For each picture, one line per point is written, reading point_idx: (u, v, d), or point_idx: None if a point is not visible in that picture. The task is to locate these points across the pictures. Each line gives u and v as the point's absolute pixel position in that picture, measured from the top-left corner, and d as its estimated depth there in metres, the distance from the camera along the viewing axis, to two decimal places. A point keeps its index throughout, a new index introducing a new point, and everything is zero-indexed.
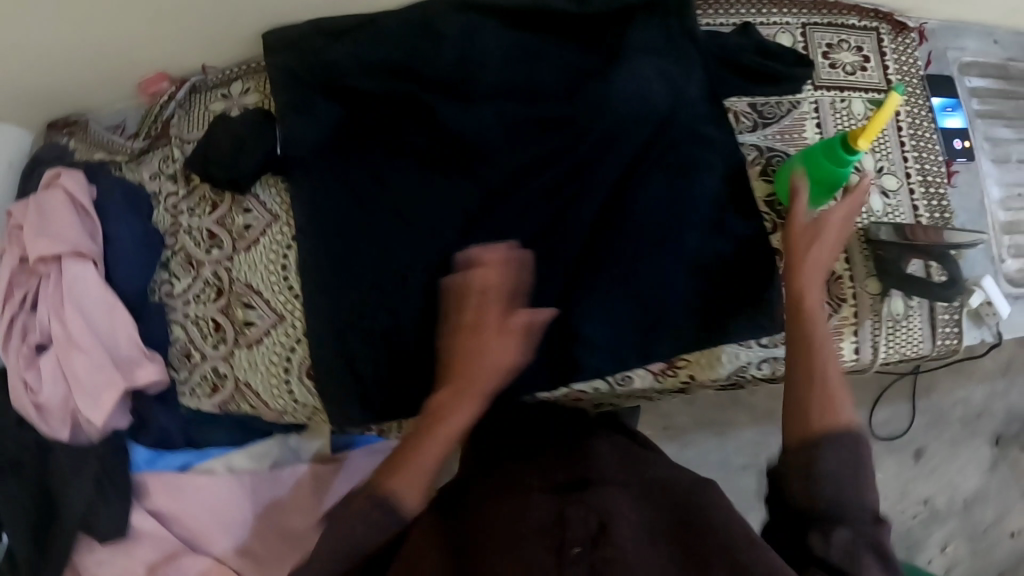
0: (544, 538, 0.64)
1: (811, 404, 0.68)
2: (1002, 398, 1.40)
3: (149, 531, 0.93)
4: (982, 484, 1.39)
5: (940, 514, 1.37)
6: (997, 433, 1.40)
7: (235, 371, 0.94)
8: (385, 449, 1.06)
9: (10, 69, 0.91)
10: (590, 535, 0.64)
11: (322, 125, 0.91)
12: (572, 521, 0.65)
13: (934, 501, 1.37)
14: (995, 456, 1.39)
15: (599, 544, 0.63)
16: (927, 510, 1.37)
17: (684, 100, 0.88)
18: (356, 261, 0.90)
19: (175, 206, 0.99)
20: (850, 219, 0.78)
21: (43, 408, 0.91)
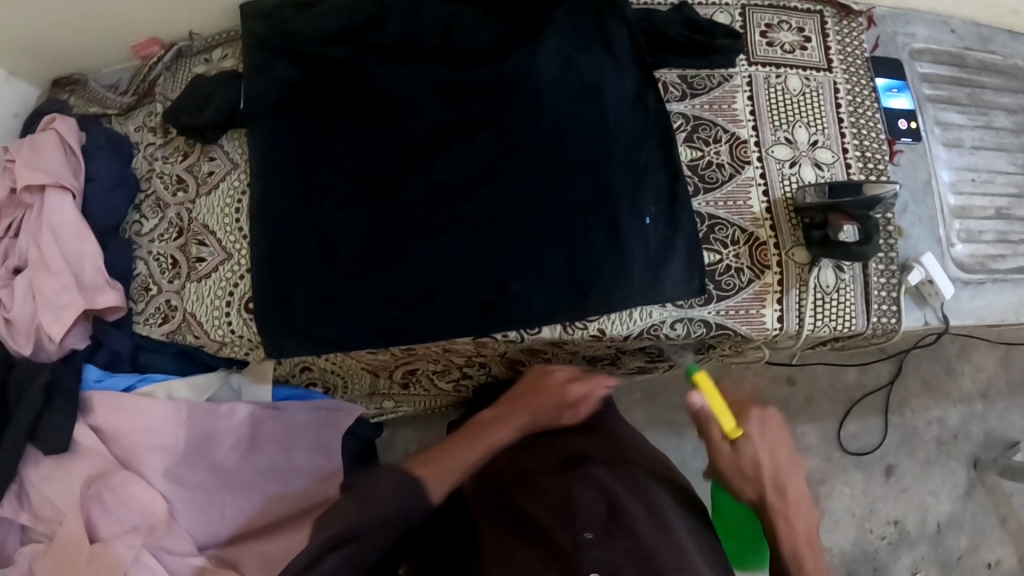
0: (567, 526, 0.70)
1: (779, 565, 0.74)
2: (980, 420, 1.33)
3: (89, 446, 1.01)
4: (957, 509, 1.31)
5: (910, 538, 1.29)
6: (974, 455, 1.32)
7: (184, 303, 0.99)
8: (328, 406, 1.12)
9: (21, 28, 1.05)
10: (602, 522, 0.70)
11: (279, 85, 0.99)
12: (584, 507, 0.72)
13: (904, 522, 1.29)
14: (972, 480, 1.31)
15: (612, 532, 0.69)
16: (895, 532, 1.29)
17: (608, 71, 0.92)
18: (294, 204, 0.96)
19: (152, 154, 1.07)
20: (778, 437, 0.76)
21: (13, 324, 1.03)
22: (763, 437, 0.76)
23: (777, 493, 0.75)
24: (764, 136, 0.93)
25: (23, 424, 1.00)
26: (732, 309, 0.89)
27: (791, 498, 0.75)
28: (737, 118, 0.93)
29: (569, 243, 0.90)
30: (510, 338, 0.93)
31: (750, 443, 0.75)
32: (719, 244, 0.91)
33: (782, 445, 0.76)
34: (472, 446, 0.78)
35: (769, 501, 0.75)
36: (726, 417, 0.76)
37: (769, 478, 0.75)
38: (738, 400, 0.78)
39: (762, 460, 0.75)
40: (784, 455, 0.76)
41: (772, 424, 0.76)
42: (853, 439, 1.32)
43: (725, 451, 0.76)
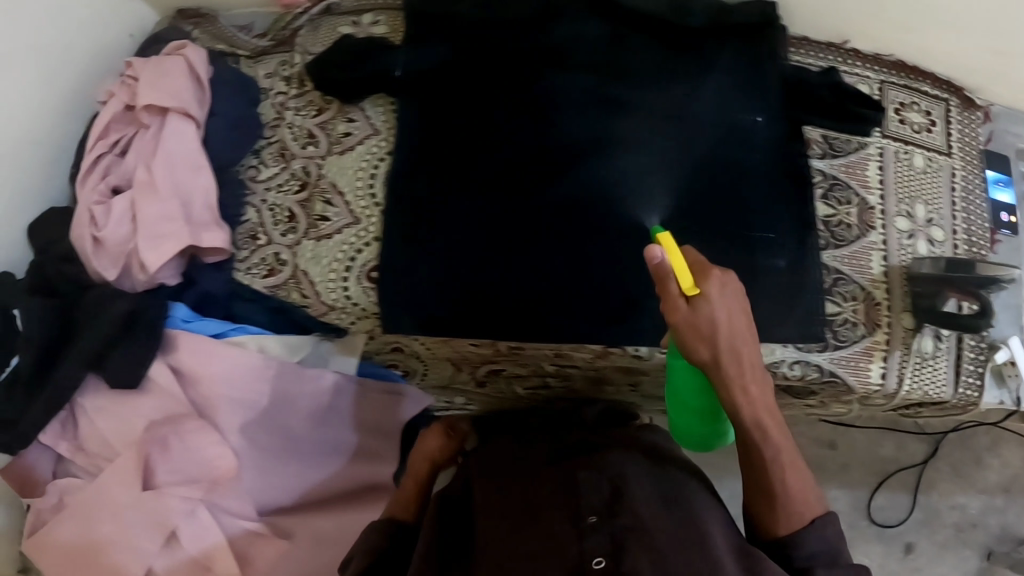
0: (565, 509, 0.74)
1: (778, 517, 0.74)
2: (998, 513, 1.37)
3: (161, 388, 0.96)
4: None
5: None
6: (989, 546, 1.36)
7: (298, 259, 0.97)
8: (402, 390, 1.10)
9: None
10: (605, 503, 0.73)
11: (435, 60, 0.98)
12: (589, 490, 0.75)
13: None
14: (982, 570, 1.35)
15: (617, 512, 0.72)
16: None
17: (757, 116, 0.96)
18: (436, 181, 0.95)
19: (283, 103, 1.06)
20: (731, 301, 0.69)
21: (101, 243, 0.99)
22: (723, 295, 0.68)
23: (734, 361, 0.70)
24: (888, 206, 0.99)
25: (91, 348, 0.95)
26: (844, 359, 0.94)
27: (746, 363, 0.70)
28: (867, 184, 0.99)
29: None
30: (637, 352, 0.94)
31: (709, 301, 0.68)
32: (841, 298, 0.95)
33: (740, 307, 0.69)
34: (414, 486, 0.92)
35: (724, 367, 0.69)
36: (686, 273, 0.68)
37: (731, 339, 0.68)
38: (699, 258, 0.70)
39: (720, 321, 0.68)
40: (734, 310, 0.69)
41: (732, 286, 0.69)
42: (881, 510, 1.38)
43: (681, 308, 0.68)
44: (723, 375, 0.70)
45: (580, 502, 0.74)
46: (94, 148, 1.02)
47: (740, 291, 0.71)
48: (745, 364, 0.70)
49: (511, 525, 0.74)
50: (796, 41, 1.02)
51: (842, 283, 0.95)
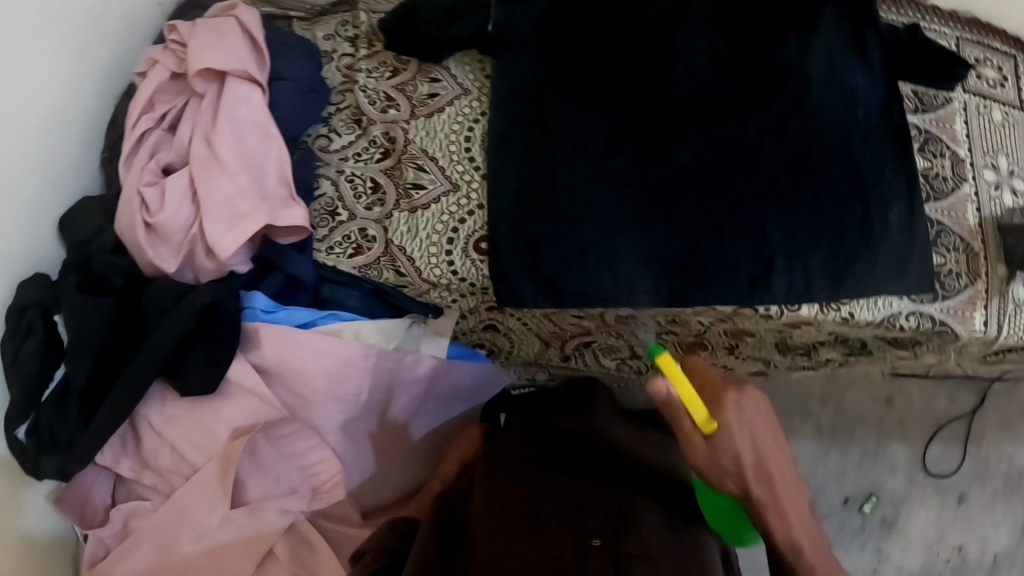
0: (566, 530, 0.73)
1: None
2: None
3: (242, 387, 0.85)
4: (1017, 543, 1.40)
5: (970, 566, 1.40)
6: None
7: (389, 233, 0.88)
8: (486, 369, 0.98)
9: None
10: (613, 527, 0.72)
11: (532, 12, 0.91)
12: (596, 513, 0.74)
13: (967, 549, 1.40)
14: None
15: (622, 538, 0.71)
16: (959, 557, 1.40)
17: (854, 71, 0.95)
18: (543, 141, 0.87)
19: (353, 65, 0.96)
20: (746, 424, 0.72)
21: (160, 230, 0.87)
22: (738, 423, 0.71)
23: (762, 483, 0.73)
24: (976, 158, 1.01)
25: (157, 349, 0.83)
26: (953, 308, 0.95)
27: (777, 480, 0.73)
28: (957, 138, 1.00)
29: (817, 224, 0.90)
30: (769, 313, 0.91)
31: (728, 430, 0.71)
32: (945, 249, 0.96)
33: (757, 430, 0.73)
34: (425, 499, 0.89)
35: (757, 493, 0.72)
36: (698, 407, 0.70)
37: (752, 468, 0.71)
38: (709, 388, 0.72)
39: (743, 453, 0.71)
40: (754, 433, 0.72)
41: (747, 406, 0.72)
42: (937, 462, 1.43)
43: (700, 446, 0.71)
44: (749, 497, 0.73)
45: (583, 522, 0.73)
46: (138, 123, 0.90)
47: (759, 405, 0.74)
48: (775, 484, 0.72)
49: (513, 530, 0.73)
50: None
51: (945, 235, 0.96)
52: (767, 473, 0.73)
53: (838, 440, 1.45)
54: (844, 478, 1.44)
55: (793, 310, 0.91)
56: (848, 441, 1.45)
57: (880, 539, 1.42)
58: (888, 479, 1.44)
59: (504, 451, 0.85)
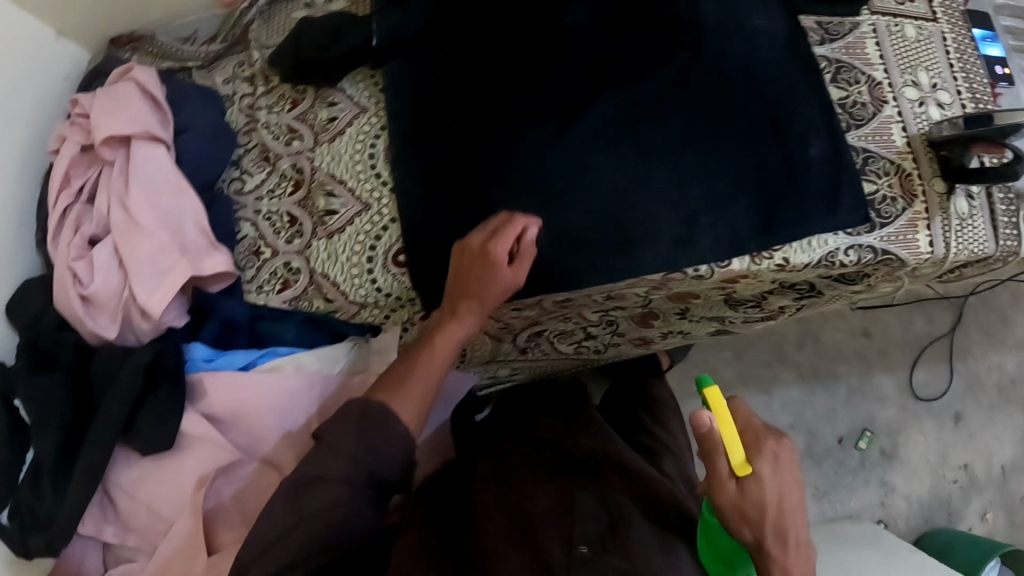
0: (557, 532, 0.68)
1: None
2: None
3: (198, 437, 0.86)
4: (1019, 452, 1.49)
5: (979, 482, 1.48)
6: None
7: (311, 263, 0.89)
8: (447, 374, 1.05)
9: None
10: (600, 536, 0.68)
11: (414, 19, 0.92)
12: (584, 521, 0.70)
13: (973, 467, 1.47)
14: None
15: (609, 547, 0.67)
16: (966, 476, 1.47)
17: (749, 15, 0.94)
18: (447, 145, 0.88)
19: (253, 104, 0.97)
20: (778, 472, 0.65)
21: (93, 301, 0.88)
22: (774, 475, 0.65)
23: (777, 538, 0.64)
24: (894, 78, 0.99)
25: (115, 414, 0.84)
26: (893, 235, 0.91)
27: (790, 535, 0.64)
28: (870, 61, 0.99)
29: (737, 175, 0.88)
30: (699, 273, 0.88)
31: (758, 480, 0.65)
32: (876, 175, 0.93)
33: (792, 486, 0.65)
34: (431, 361, 0.80)
35: (768, 548, 0.64)
36: (737, 449, 0.65)
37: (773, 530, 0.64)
38: (751, 431, 0.67)
39: (769, 496, 0.64)
40: (787, 480, 0.65)
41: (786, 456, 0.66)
42: (927, 386, 1.47)
43: (731, 492, 0.65)
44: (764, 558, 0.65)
45: (569, 530, 0.69)
46: (58, 201, 0.92)
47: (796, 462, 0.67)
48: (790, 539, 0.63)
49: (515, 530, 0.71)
50: None
51: (873, 159, 0.93)
52: (786, 518, 0.64)
53: (821, 381, 1.44)
54: (835, 418, 1.44)
55: (725, 266, 0.88)
56: (833, 380, 1.45)
57: (884, 471, 1.45)
58: (880, 411, 1.46)
59: (505, 452, 0.90)
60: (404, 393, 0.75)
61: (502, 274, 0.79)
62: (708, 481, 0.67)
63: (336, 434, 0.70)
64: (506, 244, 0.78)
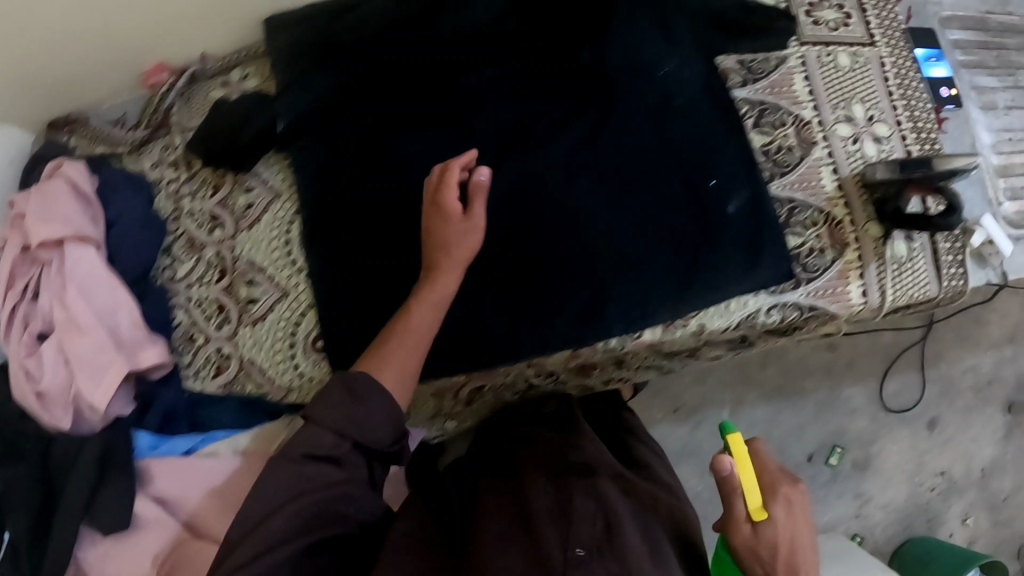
0: (557, 532, 0.65)
1: None
2: (1010, 363, 1.48)
3: (152, 519, 0.90)
4: (999, 452, 1.46)
5: (959, 485, 1.45)
6: (1008, 400, 1.48)
7: (240, 350, 0.93)
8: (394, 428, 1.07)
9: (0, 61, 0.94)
10: (596, 539, 0.65)
11: (313, 96, 0.92)
12: (580, 522, 0.66)
13: (951, 473, 1.44)
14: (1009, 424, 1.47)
15: (605, 551, 0.64)
16: (944, 481, 1.45)
17: (666, 61, 0.90)
18: (362, 228, 0.89)
19: (177, 190, 0.99)
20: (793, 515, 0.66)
21: (44, 397, 0.93)
22: (789, 517, 0.66)
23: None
24: (825, 115, 0.95)
25: (76, 499, 0.87)
26: (821, 289, 0.88)
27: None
28: (798, 100, 0.94)
29: (652, 239, 0.86)
30: (609, 345, 0.89)
31: (775, 525, 0.65)
32: (800, 228, 0.89)
33: (805, 528, 0.66)
34: (410, 323, 0.80)
35: None
36: (754, 493, 0.67)
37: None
38: (768, 474, 0.69)
39: (784, 540, 0.64)
40: (804, 529, 0.66)
41: (801, 504, 0.67)
42: (897, 397, 1.45)
43: (745, 534, 0.65)
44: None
45: (568, 532, 0.65)
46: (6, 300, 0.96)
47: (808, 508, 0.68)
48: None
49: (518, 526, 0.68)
50: None
51: (799, 207, 0.90)
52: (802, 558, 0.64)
53: (788, 398, 1.42)
54: (803, 435, 1.42)
55: (636, 339, 0.88)
56: (800, 396, 1.43)
57: (858, 483, 1.43)
58: (851, 423, 1.44)
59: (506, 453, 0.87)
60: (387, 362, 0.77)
61: (451, 220, 0.81)
62: (724, 523, 0.68)
63: (320, 412, 0.72)
64: (452, 191, 0.81)
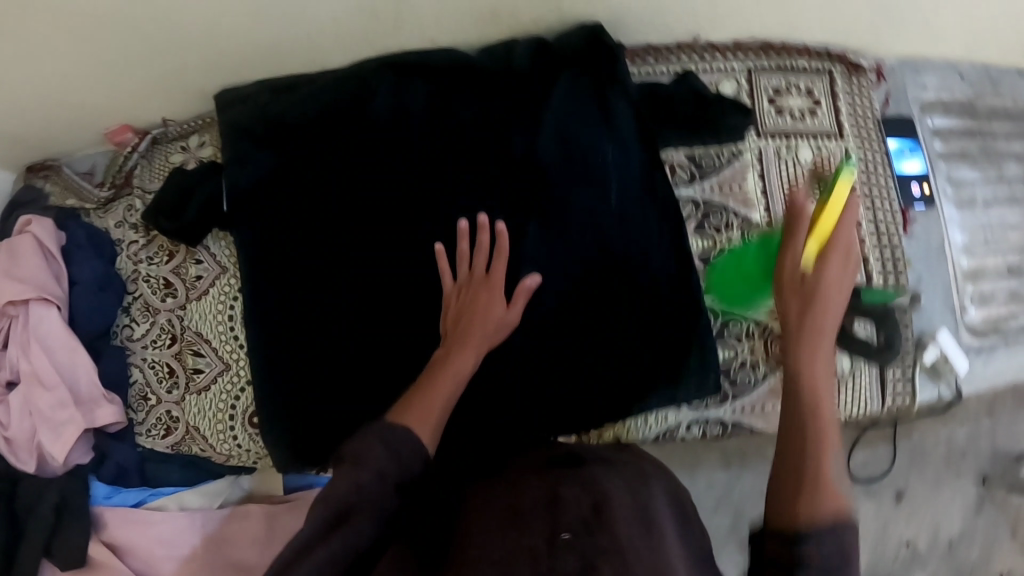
0: (545, 524, 0.61)
1: (805, 476, 0.63)
2: (987, 436, 1.32)
3: (102, 561, 0.98)
4: (969, 525, 1.31)
5: (921, 557, 1.31)
6: (982, 472, 1.32)
7: (186, 415, 0.98)
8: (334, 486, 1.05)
9: None
10: (582, 519, 0.61)
11: (254, 174, 0.94)
12: (567, 505, 0.63)
13: (916, 544, 1.30)
14: (981, 495, 1.31)
15: (593, 530, 0.60)
16: (908, 552, 1.31)
17: (603, 158, 0.90)
18: (302, 312, 0.92)
19: (136, 254, 1.04)
20: (843, 282, 0.77)
21: (11, 442, 0.98)
22: (837, 287, 0.77)
23: (806, 355, 0.73)
24: (776, 217, 0.90)
25: (37, 536, 0.95)
26: (748, 406, 0.90)
27: (819, 363, 0.72)
28: (749, 200, 0.91)
29: (575, 344, 0.87)
30: None
31: (819, 274, 0.77)
32: (733, 340, 0.89)
33: (830, 325, 0.76)
34: (433, 380, 0.76)
35: (800, 341, 0.74)
36: (824, 224, 0.78)
37: (817, 306, 0.75)
38: (843, 255, 0.78)
39: (826, 307, 0.76)
40: (833, 329, 0.76)
41: (846, 281, 0.77)
42: (864, 469, 1.31)
43: (788, 268, 0.78)
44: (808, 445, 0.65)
45: (555, 518, 0.61)
46: None
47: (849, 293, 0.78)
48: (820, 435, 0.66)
49: (508, 509, 0.64)
50: (640, 52, 0.95)
51: (733, 318, 0.89)
52: (824, 372, 0.72)
53: None
54: None
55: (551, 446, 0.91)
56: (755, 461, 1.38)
57: None
58: None
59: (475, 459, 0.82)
60: (412, 410, 0.71)
61: (496, 308, 0.84)
62: (777, 288, 0.79)
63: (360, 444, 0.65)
64: (482, 251, 0.85)
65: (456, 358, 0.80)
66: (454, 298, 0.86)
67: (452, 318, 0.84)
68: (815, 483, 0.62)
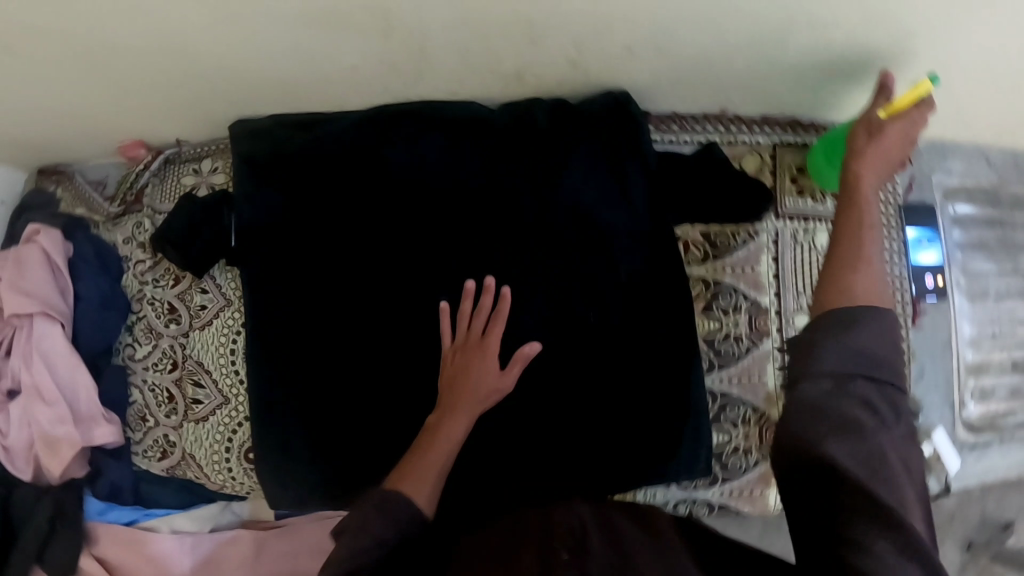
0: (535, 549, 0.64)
1: (845, 255, 0.70)
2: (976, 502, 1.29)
3: (93, 573, 1.00)
4: None
5: None
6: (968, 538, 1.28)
7: (183, 442, 0.99)
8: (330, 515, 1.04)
9: None
10: (570, 544, 0.64)
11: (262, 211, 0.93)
12: (555, 532, 0.67)
13: None
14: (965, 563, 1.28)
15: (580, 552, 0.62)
16: None
17: (616, 228, 0.89)
18: (304, 356, 0.93)
19: (142, 274, 1.03)
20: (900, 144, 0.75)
21: (10, 450, 1.00)
22: (904, 127, 0.75)
23: (866, 134, 0.76)
24: (785, 303, 0.91)
25: (29, 548, 0.97)
26: (736, 490, 0.92)
27: (887, 153, 0.76)
28: (759, 283, 0.91)
29: (572, 415, 0.88)
30: None
31: (882, 134, 0.75)
32: (729, 425, 0.90)
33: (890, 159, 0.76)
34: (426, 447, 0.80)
35: (856, 146, 0.77)
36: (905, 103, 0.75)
37: (898, 125, 0.75)
38: (914, 112, 0.75)
39: (875, 148, 0.76)
40: (890, 159, 0.76)
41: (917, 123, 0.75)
42: None
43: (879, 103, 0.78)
44: (848, 256, 0.69)
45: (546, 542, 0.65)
46: None
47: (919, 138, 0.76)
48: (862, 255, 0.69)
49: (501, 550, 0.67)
50: (665, 118, 0.95)
51: (730, 403, 0.90)
52: (877, 155, 0.75)
53: None
54: None
55: None
56: None
57: None
58: None
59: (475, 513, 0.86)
60: (411, 476, 0.77)
61: (490, 373, 0.86)
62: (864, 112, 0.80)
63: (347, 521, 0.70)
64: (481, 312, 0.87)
65: (445, 424, 0.83)
66: (448, 359, 0.87)
67: (446, 379, 0.86)
68: (844, 272, 0.68)
